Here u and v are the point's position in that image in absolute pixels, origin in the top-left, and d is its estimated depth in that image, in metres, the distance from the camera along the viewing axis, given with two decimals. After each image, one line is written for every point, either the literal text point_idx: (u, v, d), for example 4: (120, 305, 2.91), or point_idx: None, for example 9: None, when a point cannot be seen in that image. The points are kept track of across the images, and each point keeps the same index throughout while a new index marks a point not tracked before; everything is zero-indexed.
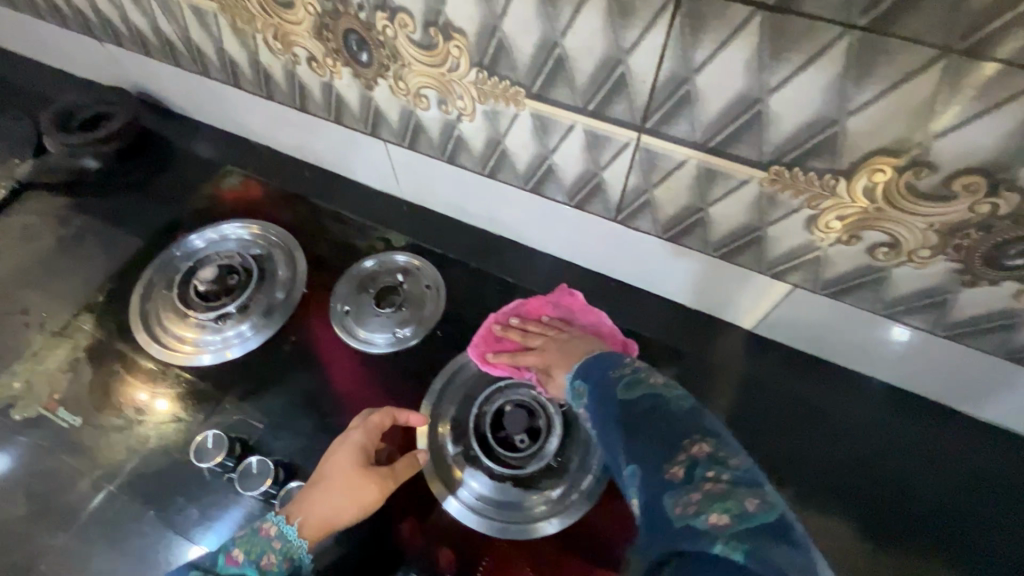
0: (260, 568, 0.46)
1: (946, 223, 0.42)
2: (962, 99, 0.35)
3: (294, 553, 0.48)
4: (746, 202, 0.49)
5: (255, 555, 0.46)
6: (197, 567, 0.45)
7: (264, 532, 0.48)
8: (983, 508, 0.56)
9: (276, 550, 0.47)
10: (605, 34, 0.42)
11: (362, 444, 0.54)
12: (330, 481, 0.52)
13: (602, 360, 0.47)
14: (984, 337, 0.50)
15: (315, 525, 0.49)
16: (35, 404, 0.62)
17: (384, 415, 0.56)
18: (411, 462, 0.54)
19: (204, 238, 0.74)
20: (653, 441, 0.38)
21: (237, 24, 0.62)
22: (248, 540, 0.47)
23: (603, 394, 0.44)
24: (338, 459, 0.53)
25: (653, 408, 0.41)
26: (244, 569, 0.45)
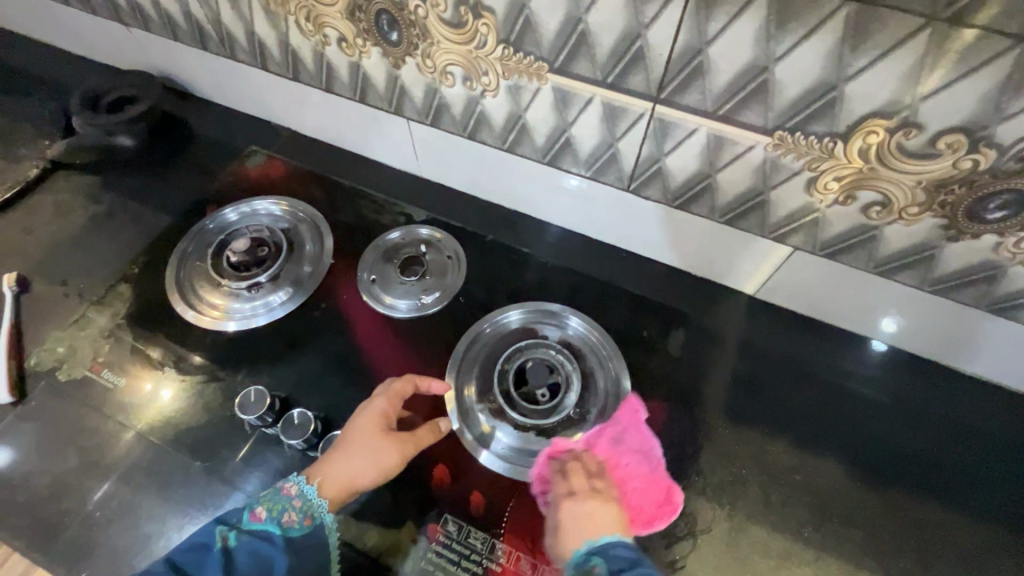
0: (282, 524, 0.51)
1: (931, 179, 0.46)
2: (946, 63, 0.39)
3: (315, 512, 0.52)
4: (751, 167, 0.53)
5: (277, 512, 0.51)
6: (223, 522, 0.50)
7: (286, 491, 0.52)
8: (968, 459, 0.60)
9: (296, 508, 0.52)
10: (626, 9, 0.46)
11: (383, 410, 0.57)
12: (349, 445, 0.54)
13: (634, 563, 0.45)
14: (968, 290, 0.55)
15: (334, 487, 0.53)
16: (80, 366, 0.65)
17: (406, 383, 0.59)
18: (432, 429, 0.57)
19: (237, 212, 0.77)
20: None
21: (270, 7, 0.65)
22: (270, 499, 0.51)
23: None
24: (360, 424, 0.56)
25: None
26: (267, 525, 0.50)
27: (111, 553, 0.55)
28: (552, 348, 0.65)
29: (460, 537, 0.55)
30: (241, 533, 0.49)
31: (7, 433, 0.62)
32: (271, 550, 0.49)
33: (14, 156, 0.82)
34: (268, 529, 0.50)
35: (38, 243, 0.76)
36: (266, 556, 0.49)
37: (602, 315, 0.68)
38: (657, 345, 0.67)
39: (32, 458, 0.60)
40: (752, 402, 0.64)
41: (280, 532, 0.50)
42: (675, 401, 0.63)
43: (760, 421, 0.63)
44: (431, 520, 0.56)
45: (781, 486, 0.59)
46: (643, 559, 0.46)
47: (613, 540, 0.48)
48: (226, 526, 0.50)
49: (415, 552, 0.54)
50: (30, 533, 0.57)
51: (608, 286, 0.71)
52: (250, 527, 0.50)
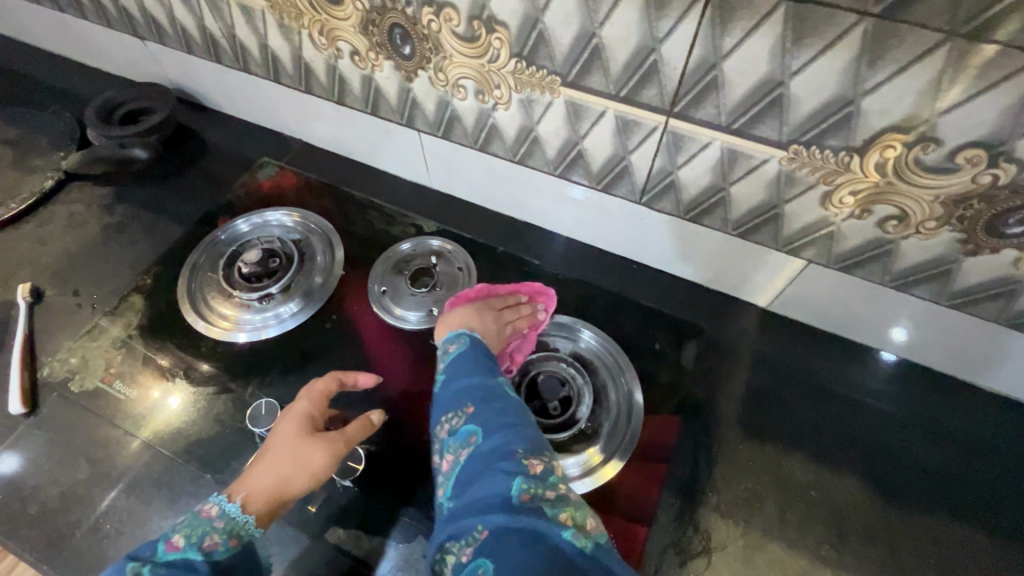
0: (202, 549, 0.46)
1: (950, 194, 0.46)
2: (965, 78, 0.39)
3: (241, 530, 0.48)
4: (765, 181, 0.53)
5: (197, 538, 0.47)
6: (134, 558, 0.44)
7: (206, 514, 0.48)
8: (989, 477, 0.59)
9: (218, 530, 0.48)
10: (640, 24, 0.46)
11: (306, 412, 0.57)
12: (271, 451, 0.53)
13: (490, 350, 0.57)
14: (985, 304, 0.54)
15: (259, 498, 0.50)
16: (92, 377, 0.65)
17: (330, 381, 0.59)
18: (364, 423, 0.56)
19: (248, 223, 0.77)
20: (510, 426, 0.46)
21: (284, 21, 0.66)
22: (188, 525, 0.47)
23: (480, 369, 0.53)
24: (282, 431, 0.55)
25: (520, 407, 0.49)
26: (185, 552, 0.46)
27: None
28: (563, 361, 0.64)
29: None
30: (156, 566, 0.44)
31: (19, 444, 0.62)
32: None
33: (29, 167, 0.83)
34: (188, 558, 0.45)
35: (52, 253, 0.77)
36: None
37: (613, 327, 0.68)
38: (670, 357, 0.66)
39: (43, 469, 0.60)
40: (766, 417, 0.63)
41: (201, 558, 0.46)
42: (687, 415, 0.62)
43: (774, 436, 0.62)
44: None
45: (796, 502, 0.58)
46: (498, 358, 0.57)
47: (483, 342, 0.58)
48: (139, 561, 0.44)
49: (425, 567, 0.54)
50: (39, 545, 0.56)
51: (620, 298, 0.70)
52: (165, 559, 0.45)
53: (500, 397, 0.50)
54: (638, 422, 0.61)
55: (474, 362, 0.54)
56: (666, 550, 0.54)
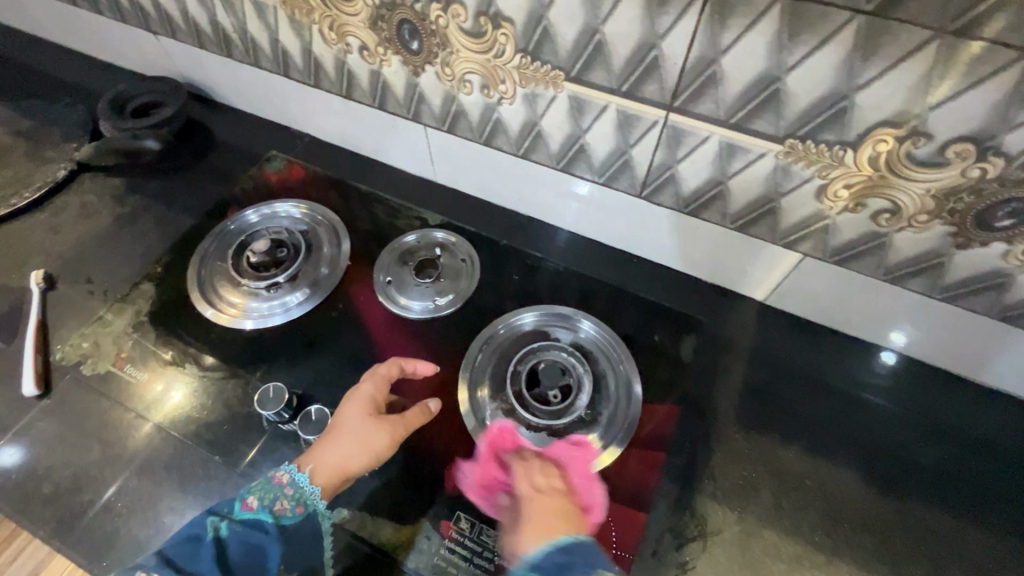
0: (272, 513, 0.51)
1: (940, 188, 0.47)
2: (954, 74, 0.40)
3: (307, 499, 0.52)
4: (762, 175, 0.55)
5: (268, 501, 0.52)
6: (215, 513, 0.51)
7: (277, 480, 0.53)
8: (980, 467, 0.61)
9: (287, 496, 0.52)
10: (642, 20, 0.48)
11: (370, 395, 0.59)
12: (339, 429, 0.56)
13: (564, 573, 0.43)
14: (977, 297, 0.55)
15: (326, 474, 0.54)
16: (104, 361, 0.67)
17: (391, 366, 0.61)
18: (422, 410, 0.59)
19: (258, 214, 0.79)
20: None
21: (295, 16, 0.68)
22: (261, 489, 0.52)
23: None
24: (347, 410, 0.57)
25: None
26: (257, 514, 0.51)
27: (131, 544, 0.56)
28: (564, 350, 0.66)
29: (472, 535, 0.56)
30: (232, 522, 0.50)
31: (33, 425, 0.64)
32: (264, 538, 0.50)
33: (43, 158, 0.85)
34: (259, 518, 0.51)
35: (65, 241, 0.78)
36: (258, 544, 0.50)
37: (614, 320, 0.69)
38: (669, 349, 0.67)
39: (55, 451, 0.62)
40: (762, 409, 0.64)
41: (270, 521, 0.51)
42: (685, 405, 0.64)
43: (769, 427, 0.63)
44: (444, 518, 0.57)
45: (791, 490, 0.59)
46: (586, 560, 0.45)
47: (551, 543, 0.46)
48: (218, 516, 0.51)
49: (428, 548, 0.55)
50: (51, 523, 0.58)
51: (620, 292, 0.72)
52: (241, 518, 0.51)
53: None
54: (636, 410, 0.62)
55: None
56: (662, 535, 0.56)
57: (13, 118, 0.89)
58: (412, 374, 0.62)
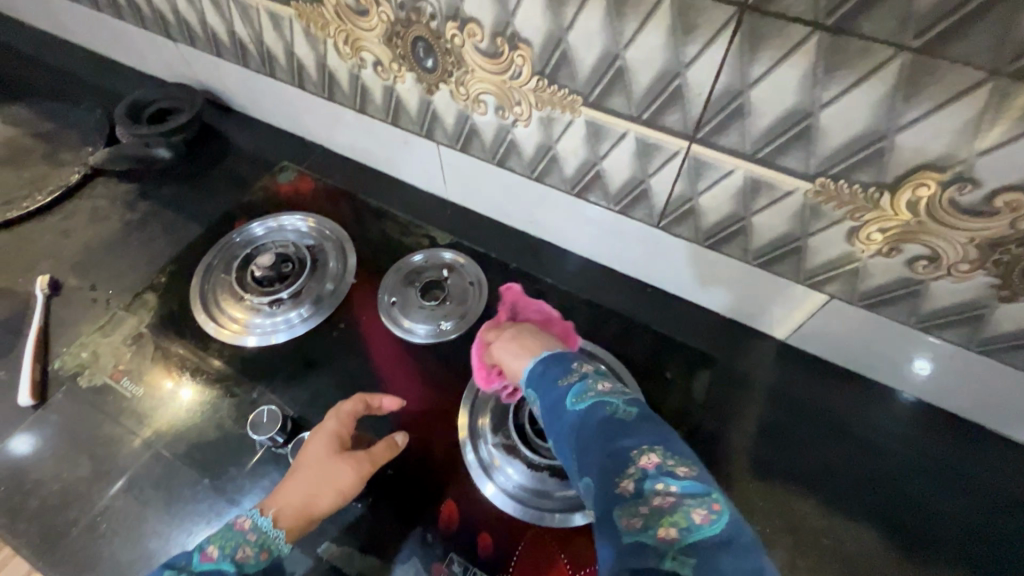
0: (235, 562, 0.45)
1: (985, 238, 0.44)
2: (1008, 118, 0.37)
3: (271, 544, 0.48)
4: (789, 212, 0.51)
5: (230, 550, 0.46)
6: (169, 567, 0.44)
7: (239, 525, 0.48)
8: (1015, 535, 0.56)
9: (251, 542, 0.47)
10: (666, 47, 0.45)
11: (335, 432, 0.56)
12: (302, 467, 0.54)
13: (550, 372, 0.50)
14: (1020, 353, 0.51)
15: (290, 515, 0.50)
16: (101, 373, 0.66)
17: (356, 402, 0.58)
18: (390, 444, 0.57)
19: (264, 226, 0.78)
20: (601, 453, 0.41)
21: (311, 29, 0.66)
22: (221, 536, 0.46)
23: (553, 401, 0.47)
24: (310, 449, 0.55)
25: (599, 417, 0.43)
26: (219, 563, 0.45)
27: (113, 567, 0.55)
28: None
29: None
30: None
31: (27, 434, 0.63)
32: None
33: (59, 161, 0.85)
34: (221, 569, 0.44)
35: (72, 246, 0.78)
36: None
37: (624, 353, 0.66)
38: (680, 387, 0.64)
39: (45, 463, 0.61)
40: (778, 457, 0.61)
41: (234, 570, 0.45)
42: (696, 448, 0.60)
43: (786, 478, 0.59)
44: (436, 559, 0.54)
45: (807, 550, 0.55)
46: (559, 358, 0.51)
47: (544, 357, 0.52)
48: (172, 570, 0.43)
49: None
50: (36, 538, 0.57)
51: (632, 323, 0.69)
52: (199, 570, 0.44)
53: (579, 421, 0.44)
54: None
55: (546, 403, 0.48)
56: None
57: (34, 120, 0.90)
58: (378, 410, 0.60)
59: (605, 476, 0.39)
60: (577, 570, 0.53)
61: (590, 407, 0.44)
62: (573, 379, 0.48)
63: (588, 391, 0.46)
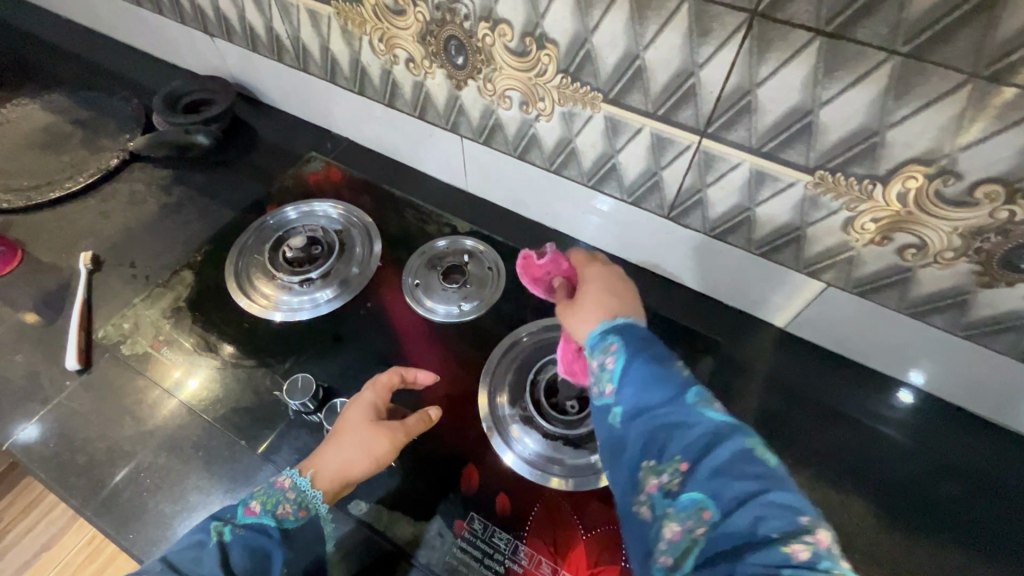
0: (275, 517, 0.52)
1: (967, 227, 0.48)
2: (985, 116, 0.42)
3: (308, 503, 0.53)
4: (791, 203, 0.56)
5: (271, 505, 0.52)
6: (218, 518, 0.52)
7: (280, 485, 0.54)
8: (994, 509, 0.60)
9: (290, 500, 0.53)
10: (682, 49, 0.50)
11: (371, 403, 0.60)
12: (341, 434, 0.57)
13: (652, 347, 0.48)
14: (1000, 337, 0.56)
15: (326, 479, 0.55)
16: (142, 342, 0.70)
17: (392, 375, 0.62)
18: (422, 418, 0.60)
19: (296, 211, 0.82)
20: (746, 492, 0.37)
21: (348, 27, 0.71)
22: (264, 494, 0.53)
23: (658, 382, 0.45)
24: (349, 416, 0.59)
25: (739, 448, 0.39)
26: (261, 518, 0.51)
27: (155, 518, 0.58)
28: None
29: (485, 536, 0.57)
30: (235, 527, 0.51)
31: (73, 397, 0.67)
32: (267, 542, 0.50)
33: (98, 146, 0.89)
34: (262, 522, 0.51)
35: (111, 226, 0.82)
36: (262, 548, 0.50)
37: None
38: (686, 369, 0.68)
39: (90, 423, 0.65)
40: (777, 434, 0.65)
41: (274, 524, 0.51)
42: None
43: (783, 453, 0.64)
44: (457, 517, 0.58)
45: None
46: (659, 343, 0.49)
47: (633, 324, 0.51)
48: (221, 521, 0.51)
49: (440, 545, 0.57)
50: (82, 492, 0.60)
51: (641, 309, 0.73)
52: (244, 522, 0.51)
53: (699, 419, 0.42)
54: None
55: (646, 375, 0.45)
56: None
57: (73, 108, 0.95)
58: (413, 383, 0.63)
59: (747, 523, 0.35)
60: (589, 529, 0.57)
61: (723, 422, 0.42)
62: (685, 375, 0.46)
63: (707, 401, 0.44)
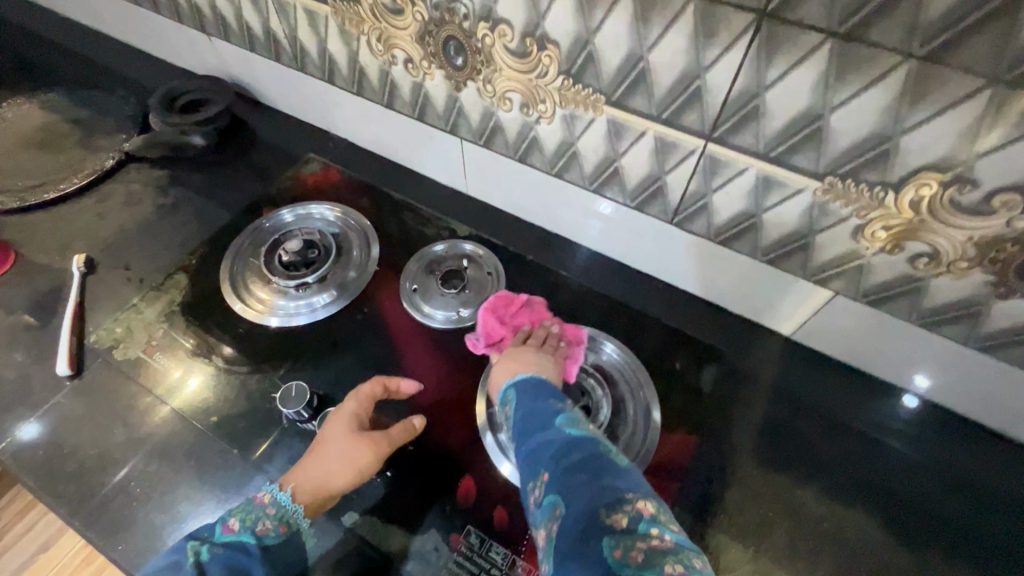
0: (255, 534, 0.50)
1: (983, 236, 0.47)
2: (1005, 123, 0.40)
3: (290, 518, 0.52)
4: (799, 209, 0.54)
5: (251, 522, 0.51)
6: (194, 537, 0.50)
7: (259, 501, 0.53)
8: (1007, 525, 0.58)
9: (270, 516, 0.52)
10: (688, 50, 0.48)
11: (353, 413, 0.59)
12: (322, 445, 0.56)
13: (542, 391, 0.55)
14: (1015, 350, 0.54)
15: (307, 492, 0.54)
16: (135, 347, 0.69)
17: (375, 385, 0.61)
18: (406, 427, 0.59)
19: (293, 214, 0.81)
20: (588, 478, 0.43)
21: (346, 26, 0.70)
22: (242, 510, 0.52)
23: (538, 418, 0.52)
24: (330, 428, 0.58)
25: (590, 449, 0.46)
26: (240, 535, 0.50)
27: (145, 528, 0.57)
28: (583, 372, 0.66)
29: (481, 550, 0.56)
30: (213, 546, 0.49)
31: (63, 403, 0.66)
32: (247, 559, 0.49)
33: (93, 147, 0.88)
34: (241, 540, 0.50)
35: (106, 228, 0.81)
36: (241, 566, 0.48)
37: (636, 344, 0.69)
38: (689, 378, 0.67)
39: (80, 430, 0.64)
40: (782, 446, 0.63)
41: (254, 542, 0.50)
42: (704, 435, 0.63)
43: (788, 466, 0.62)
44: (453, 530, 0.57)
45: (809, 534, 0.58)
46: (553, 387, 0.56)
47: (535, 375, 0.58)
48: (197, 540, 0.49)
49: (436, 559, 0.55)
50: (70, 501, 0.59)
51: (644, 315, 0.72)
52: (222, 540, 0.50)
53: (562, 438, 0.48)
54: (653, 439, 0.62)
55: (530, 413, 0.53)
56: None
57: (69, 107, 0.94)
58: (396, 393, 0.62)
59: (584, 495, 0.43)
60: None
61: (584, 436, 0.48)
62: (565, 409, 0.52)
63: (577, 423, 0.51)
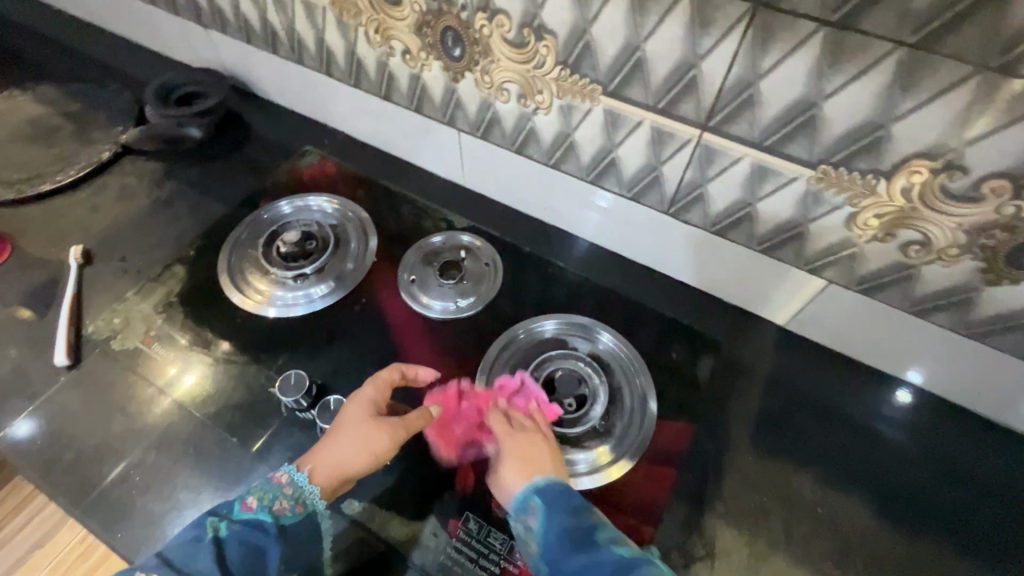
0: (272, 513, 0.52)
1: (973, 223, 0.48)
2: (994, 110, 0.41)
3: (306, 499, 0.53)
4: (793, 198, 0.55)
5: (268, 501, 0.52)
6: (214, 514, 0.52)
7: (277, 480, 0.54)
8: (996, 510, 0.59)
9: (287, 496, 0.53)
10: (683, 39, 0.49)
11: (372, 399, 0.59)
12: (341, 430, 0.57)
13: (568, 498, 0.51)
14: (1005, 336, 0.55)
15: (325, 475, 0.54)
16: (134, 337, 0.69)
17: (393, 371, 0.61)
18: (422, 415, 0.59)
19: (291, 206, 0.81)
20: None
21: (344, 18, 0.70)
22: (261, 489, 0.53)
23: (576, 537, 0.48)
24: (348, 413, 0.58)
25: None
26: (257, 513, 0.52)
27: (144, 517, 0.57)
28: (581, 360, 0.67)
29: (480, 536, 0.56)
30: (232, 522, 0.51)
31: (61, 393, 0.66)
32: (264, 537, 0.51)
33: (89, 139, 0.88)
34: (259, 518, 0.51)
35: (102, 220, 0.81)
36: (257, 544, 0.51)
37: (632, 333, 0.70)
38: (684, 367, 0.67)
39: (78, 420, 0.64)
40: (775, 434, 0.64)
41: (270, 520, 0.52)
42: (700, 423, 0.64)
43: (782, 453, 0.63)
44: (452, 517, 0.57)
45: (802, 520, 0.59)
46: (575, 492, 0.53)
47: (554, 478, 0.53)
48: (217, 516, 0.52)
49: (435, 545, 0.56)
50: (70, 490, 0.59)
51: (639, 306, 0.72)
52: (241, 517, 0.52)
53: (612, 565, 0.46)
54: (650, 427, 0.63)
55: (564, 532, 0.49)
56: (670, 550, 0.56)
57: (64, 99, 0.93)
58: (414, 380, 0.62)
59: None
60: None
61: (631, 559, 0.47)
62: (595, 520, 0.50)
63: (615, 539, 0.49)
